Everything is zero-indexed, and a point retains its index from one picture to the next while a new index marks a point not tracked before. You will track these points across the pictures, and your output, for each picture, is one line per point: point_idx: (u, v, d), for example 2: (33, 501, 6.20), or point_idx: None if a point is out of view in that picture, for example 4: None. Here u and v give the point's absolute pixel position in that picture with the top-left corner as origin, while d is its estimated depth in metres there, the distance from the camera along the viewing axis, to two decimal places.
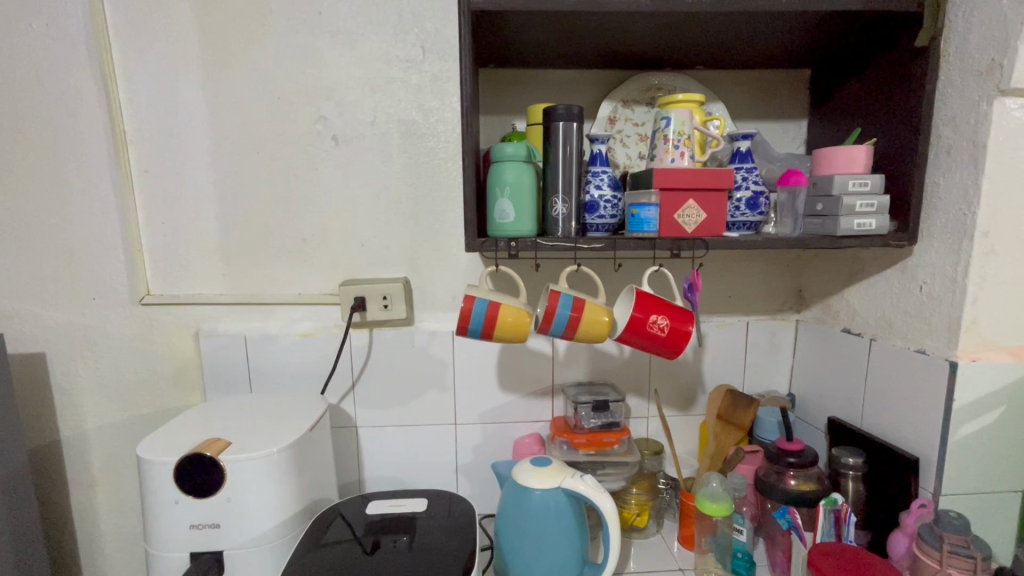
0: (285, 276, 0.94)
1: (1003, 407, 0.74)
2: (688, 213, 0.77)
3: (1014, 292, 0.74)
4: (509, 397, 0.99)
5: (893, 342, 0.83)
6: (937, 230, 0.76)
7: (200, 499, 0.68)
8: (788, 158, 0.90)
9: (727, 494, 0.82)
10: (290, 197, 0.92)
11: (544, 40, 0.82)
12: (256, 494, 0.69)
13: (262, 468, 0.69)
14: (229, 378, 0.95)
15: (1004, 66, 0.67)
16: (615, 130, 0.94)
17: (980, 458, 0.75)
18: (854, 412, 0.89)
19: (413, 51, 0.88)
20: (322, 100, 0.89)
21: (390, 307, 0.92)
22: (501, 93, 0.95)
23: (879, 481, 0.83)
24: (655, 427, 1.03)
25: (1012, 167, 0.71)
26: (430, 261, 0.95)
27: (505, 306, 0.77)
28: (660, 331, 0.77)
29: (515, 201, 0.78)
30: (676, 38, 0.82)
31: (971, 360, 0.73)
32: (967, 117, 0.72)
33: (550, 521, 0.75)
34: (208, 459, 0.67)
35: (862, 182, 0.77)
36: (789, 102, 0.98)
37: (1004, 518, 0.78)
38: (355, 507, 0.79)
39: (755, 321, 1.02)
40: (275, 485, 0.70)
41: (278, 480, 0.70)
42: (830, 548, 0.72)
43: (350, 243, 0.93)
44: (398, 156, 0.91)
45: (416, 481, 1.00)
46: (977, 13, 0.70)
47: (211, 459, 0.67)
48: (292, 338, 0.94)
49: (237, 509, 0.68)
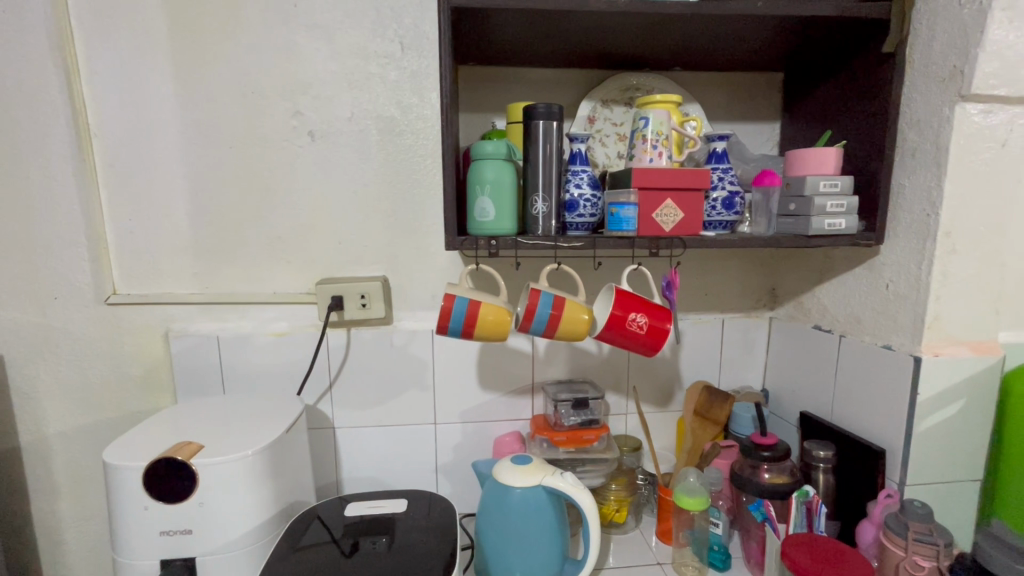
0: (260, 274, 0.92)
1: (963, 400, 0.78)
2: (666, 212, 0.79)
3: (975, 289, 0.77)
4: (488, 395, 0.99)
5: (862, 338, 0.85)
6: (903, 230, 0.79)
7: (170, 505, 0.66)
8: (762, 158, 0.92)
9: (704, 489, 0.84)
10: (266, 193, 0.90)
11: (525, 38, 0.82)
12: (229, 498, 0.67)
13: (236, 471, 0.68)
14: (201, 380, 0.93)
15: (965, 72, 0.70)
16: (594, 129, 0.95)
17: (943, 449, 0.78)
18: (824, 407, 0.92)
19: (391, 47, 0.87)
20: (298, 95, 0.87)
21: (368, 306, 0.91)
22: (480, 91, 0.95)
23: (848, 474, 0.85)
24: (634, 424, 1.04)
25: (971, 170, 0.73)
26: (409, 260, 0.94)
27: (486, 305, 0.77)
28: (639, 329, 0.78)
29: (496, 199, 0.79)
30: (652, 40, 0.83)
31: (934, 355, 0.76)
32: (931, 122, 0.75)
33: (531, 519, 0.75)
34: (181, 463, 0.66)
35: (833, 183, 0.79)
36: (763, 104, 1.00)
37: (965, 506, 0.81)
38: (333, 509, 0.78)
39: (731, 319, 1.04)
40: (248, 488, 0.69)
41: (254, 484, 0.69)
42: (802, 539, 0.74)
43: (327, 241, 0.92)
44: (376, 153, 0.90)
45: (395, 481, 0.99)
46: (940, 20, 0.73)
47: (183, 463, 0.66)
48: (267, 338, 0.92)
49: (209, 514, 0.67)
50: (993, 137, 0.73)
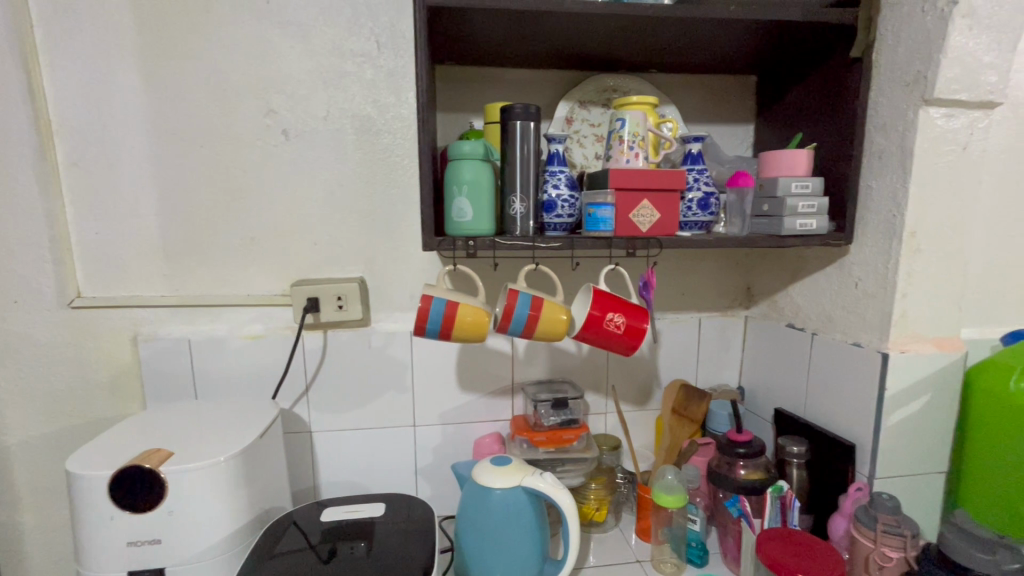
0: (233, 276, 0.90)
1: (928, 395, 0.80)
2: (643, 212, 0.79)
3: (939, 287, 0.79)
4: (468, 396, 0.98)
5: (833, 336, 0.88)
6: (871, 230, 0.81)
7: (136, 515, 0.64)
8: (736, 159, 0.94)
9: (681, 486, 0.85)
10: (238, 194, 0.88)
11: (503, 38, 0.82)
12: (199, 505, 0.66)
13: (207, 478, 0.66)
14: (172, 385, 0.90)
15: (928, 77, 0.72)
16: (572, 130, 0.95)
17: (910, 443, 0.81)
18: (797, 403, 0.94)
19: (367, 45, 0.86)
20: (272, 94, 0.86)
21: (345, 308, 0.90)
22: (458, 91, 0.95)
23: (820, 468, 0.87)
24: (614, 423, 1.05)
25: (935, 172, 0.76)
26: (387, 261, 0.93)
27: (463, 306, 0.77)
28: (616, 329, 0.78)
29: (473, 199, 0.78)
30: (627, 42, 0.84)
31: (901, 351, 0.78)
32: (896, 125, 0.77)
33: (510, 520, 0.75)
34: (148, 471, 0.64)
35: (805, 185, 0.81)
36: (738, 106, 1.02)
37: (930, 498, 0.84)
38: (310, 515, 0.77)
39: (707, 318, 1.06)
40: (221, 495, 0.67)
41: (226, 491, 0.68)
42: (777, 533, 0.76)
43: (303, 242, 0.90)
44: (353, 153, 0.89)
45: (373, 485, 0.98)
46: (905, 27, 0.75)
47: (151, 471, 0.64)
48: (241, 341, 0.90)
49: (179, 523, 0.65)
50: (956, 140, 0.76)
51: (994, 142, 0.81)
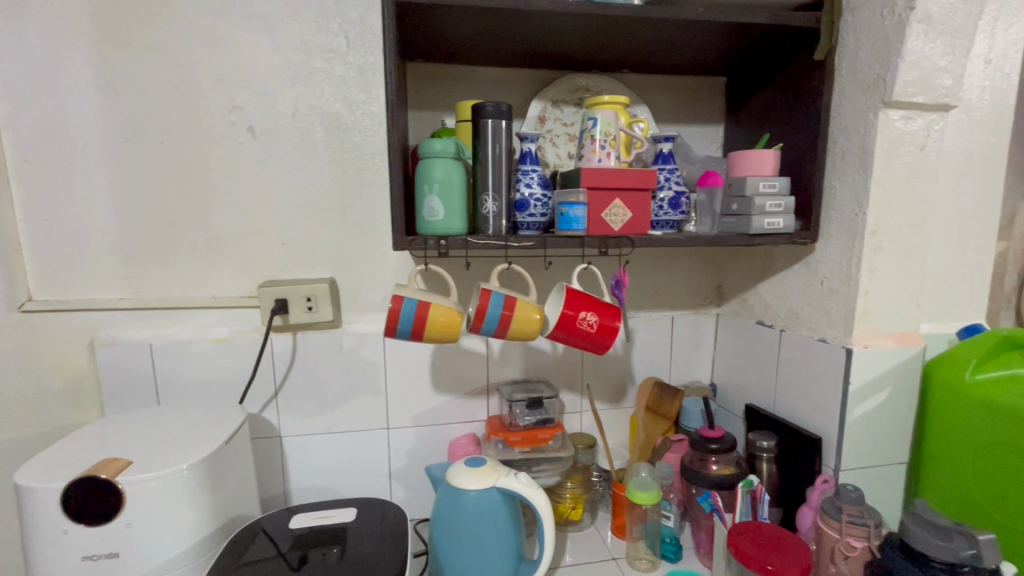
0: (197, 277, 0.87)
1: (890, 388, 0.83)
2: (615, 212, 0.80)
3: (900, 284, 0.82)
4: (442, 397, 0.97)
5: (800, 332, 0.90)
6: (835, 229, 0.84)
7: (92, 527, 0.61)
8: (706, 159, 0.95)
9: (655, 483, 0.85)
10: (202, 192, 0.85)
11: (474, 36, 0.82)
12: (160, 516, 0.63)
13: (169, 488, 0.64)
14: (133, 391, 0.87)
15: (887, 81, 0.75)
16: (545, 129, 0.95)
17: (873, 435, 0.83)
18: (767, 398, 0.96)
19: (336, 41, 0.85)
20: (237, 89, 0.83)
21: (315, 309, 0.88)
22: (430, 89, 0.94)
23: (789, 462, 0.89)
24: (588, 422, 1.05)
25: (894, 172, 0.78)
26: (359, 261, 0.91)
27: (435, 306, 0.76)
28: (589, 327, 0.79)
29: (445, 198, 0.78)
30: (598, 42, 0.84)
31: (863, 346, 0.80)
32: (857, 127, 0.79)
33: (485, 521, 0.75)
34: (104, 482, 0.61)
35: (772, 184, 0.82)
36: (708, 107, 1.04)
37: (892, 487, 0.87)
38: (279, 521, 0.75)
39: (679, 316, 1.07)
40: (184, 504, 0.65)
41: (189, 500, 0.65)
42: (747, 527, 0.77)
43: (270, 242, 0.88)
44: (322, 151, 0.87)
45: (346, 490, 0.96)
46: (865, 32, 0.78)
47: (108, 483, 0.61)
48: (206, 345, 0.87)
49: (139, 535, 0.62)
50: (913, 142, 0.78)
51: (949, 143, 0.84)
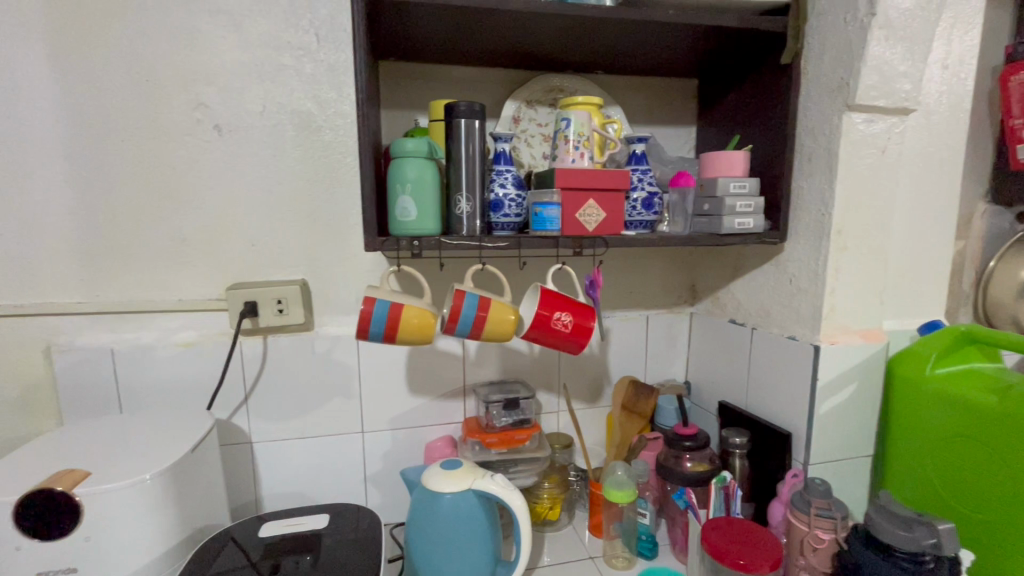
0: (161, 280, 0.84)
1: (856, 383, 0.85)
2: (589, 212, 0.80)
3: (864, 282, 0.84)
4: (418, 399, 0.96)
5: (770, 330, 0.91)
6: (802, 228, 0.86)
7: (47, 542, 0.59)
8: (678, 160, 0.96)
9: (631, 481, 0.86)
10: (166, 192, 0.82)
11: (446, 35, 0.81)
12: (122, 528, 0.61)
13: (131, 498, 0.61)
14: (94, 398, 0.83)
15: (850, 84, 0.77)
16: (519, 129, 0.95)
17: (840, 430, 0.85)
18: (739, 396, 0.97)
19: (306, 38, 0.83)
20: (201, 86, 0.81)
21: (285, 312, 0.86)
22: (404, 88, 0.93)
23: (761, 458, 0.91)
24: (565, 421, 1.05)
25: (858, 173, 0.81)
26: (331, 262, 0.90)
27: (409, 307, 0.75)
28: (564, 327, 0.79)
29: (417, 198, 0.77)
30: (571, 42, 0.85)
31: (830, 343, 0.83)
32: (822, 129, 0.81)
33: (462, 524, 0.74)
34: (59, 495, 0.58)
35: (742, 185, 0.84)
36: (680, 109, 1.05)
37: (858, 480, 0.90)
38: (248, 530, 0.73)
39: (653, 315, 1.08)
40: (147, 515, 0.63)
41: (153, 511, 0.63)
42: (720, 522, 0.78)
43: (239, 243, 0.86)
44: (292, 150, 0.85)
45: (320, 495, 0.94)
46: (829, 37, 0.80)
47: (65, 496, 0.58)
48: (171, 349, 0.85)
49: (98, 549, 0.60)
50: (875, 144, 0.81)
51: (910, 145, 0.87)
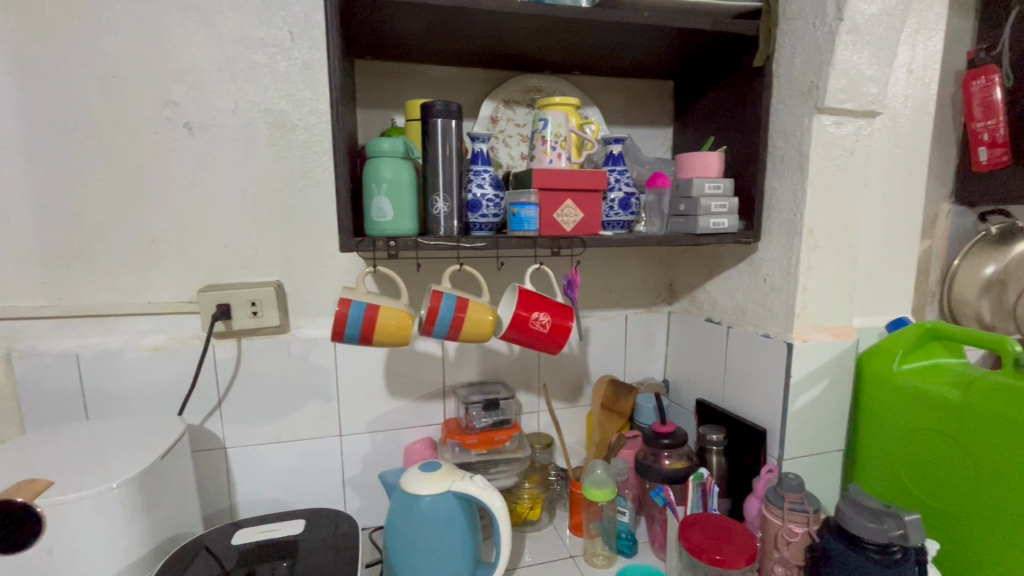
0: (130, 282, 0.82)
1: (827, 379, 0.87)
2: (567, 212, 0.80)
3: (835, 280, 0.86)
4: (396, 401, 0.95)
5: (746, 328, 0.93)
6: (775, 228, 0.87)
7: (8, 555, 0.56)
8: (655, 162, 0.97)
9: (610, 480, 0.86)
10: (133, 191, 0.80)
11: (422, 34, 0.81)
12: (88, 538, 0.59)
13: (97, 507, 0.59)
14: (59, 405, 0.81)
15: (820, 87, 0.78)
16: (497, 129, 0.95)
17: (813, 425, 0.87)
18: (715, 393, 0.99)
19: (279, 35, 0.81)
20: (170, 83, 0.79)
21: (260, 314, 0.85)
22: (381, 87, 0.92)
23: (737, 454, 0.92)
24: (545, 421, 1.06)
25: (828, 174, 0.83)
26: (307, 263, 0.88)
27: (385, 309, 0.74)
28: (542, 327, 0.79)
29: (393, 198, 0.76)
30: (547, 43, 0.85)
31: (803, 341, 0.84)
32: (794, 131, 0.83)
33: (442, 526, 0.73)
34: (21, 505, 0.56)
35: (717, 185, 0.85)
36: (656, 111, 1.06)
37: (830, 473, 0.92)
38: (222, 537, 0.71)
39: (631, 314, 1.09)
40: (114, 524, 0.61)
41: (120, 519, 0.61)
42: (696, 519, 0.79)
43: (211, 244, 0.84)
44: (265, 149, 0.83)
45: (297, 501, 0.92)
46: (800, 40, 0.81)
47: (26, 506, 0.56)
48: (140, 353, 0.82)
49: (63, 560, 0.58)
50: (844, 146, 0.83)
51: (878, 147, 0.90)
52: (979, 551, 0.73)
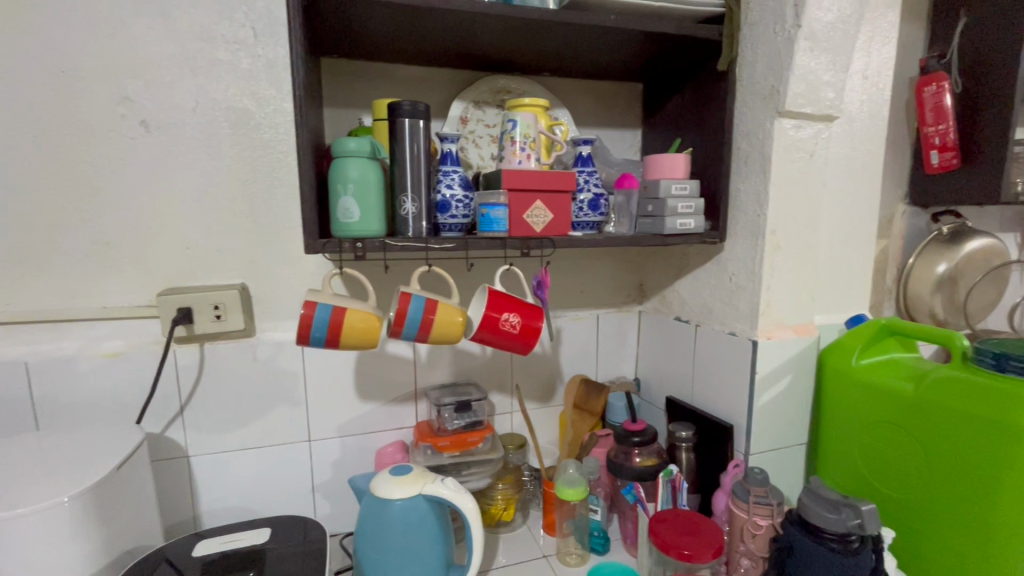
0: (83, 285, 0.78)
1: (790, 375, 0.90)
2: (536, 213, 0.80)
3: (797, 279, 0.89)
4: (366, 405, 0.94)
5: (713, 326, 0.95)
6: (740, 229, 0.89)
7: None
8: (624, 163, 0.99)
9: (582, 479, 0.87)
10: (86, 191, 0.76)
11: (390, 33, 0.79)
12: (38, 554, 0.56)
13: (48, 522, 0.56)
14: (6, 415, 0.77)
15: (780, 92, 0.81)
16: (467, 130, 0.95)
17: (777, 420, 0.90)
18: (684, 391, 1.00)
19: (241, 32, 0.79)
20: (125, 78, 0.76)
21: (224, 318, 0.82)
22: (348, 86, 0.90)
23: (705, 450, 0.95)
24: (518, 422, 1.05)
25: (788, 175, 0.85)
26: (273, 265, 0.86)
27: (352, 311, 0.73)
28: (512, 328, 0.79)
29: (360, 199, 0.75)
30: (516, 44, 0.85)
31: (767, 338, 0.86)
32: (756, 134, 0.85)
33: (413, 530, 0.73)
34: None
35: (683, 186, 0.86)
36: (625, 113, 1.08)
37: (793, 467, 0.94)
38: (183, 548, 0.69)
39: (602, 314, 1.10)
40: (67, 539, 0.58)
41: (73, 533, 0.58)
42: (666, 515, 0.80)
43: (171, 246, 0.81)
44: (227, 148, 0.81)
45: (264, 509, 0.90)
46: (761, 46, 0.84)
47: None
48: (95, 360, 0.79)
49: None
50: (804, 149, 0.85)
51: (836, 151, 0.93)
52: (929, 538, 0.77)
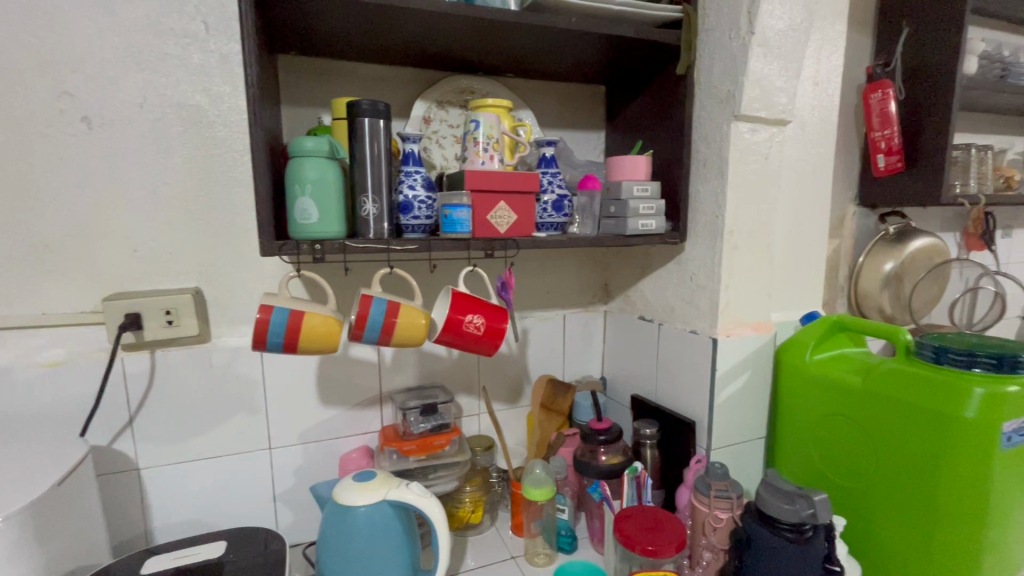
0: (19, 290, 0.74)
1: (749, 371, 0.92)
2: (500, 214, 0.80)
3: (755, 278, 0.92)
4: (329, 411, 0.91)
5: (675, 325, 0.97)
6: (700, 229, 0.91)
7: None
8: (587, 165, 1.00)
9: (549, 479, 0.87)
10: (22, 190, 0.72)
11: (348, 30, 0.78)
12: None
13: None
14: None
15: (736, 96, 0.83)
16: (429, 130, 0.94)
17: (736, 416, 0.92)
18: (648, 389, 1.02)
19: (192, 25, 0.76)
20: (65, 72, 0.72)
21: (176, 323, 0.78)
22: (307, 84, 0.88)
23: (668, 447, 0.97)
24: (484, 424, 1.05)
25: (745, 177, 0.87)
26: (229, 268, 0.83)
27: (311, 315, 0.71)
28: (476, 330, 0.78)
29: (318, 200, 0.73)
30: (478, 44, 0.84)
31: (726, 335, 0.89)
32: (715, 137, 0.87)
33: (377, 537, 0.71)
34: None
35: (645, 188, 0.87)
36: (588, 115, 1.09)
37: (753, 460, 0.97)
38: (132, 565, 0.65)
39: (567, 314, 1.11)
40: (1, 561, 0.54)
41: (9, 555, 0.55)
42: (631, 512, 0.81)
43: (118, 248, 0.77)
44: (178, 147, 0.78)
45: (222, 521, 0.86)
46: (718, 51, 0.86)
47: None
48: (35, 370, 0.74)
49: None
50: (759, 152, 0.88)
51: (790, 153, 0.96)
52: (878, 525, 0.80)
